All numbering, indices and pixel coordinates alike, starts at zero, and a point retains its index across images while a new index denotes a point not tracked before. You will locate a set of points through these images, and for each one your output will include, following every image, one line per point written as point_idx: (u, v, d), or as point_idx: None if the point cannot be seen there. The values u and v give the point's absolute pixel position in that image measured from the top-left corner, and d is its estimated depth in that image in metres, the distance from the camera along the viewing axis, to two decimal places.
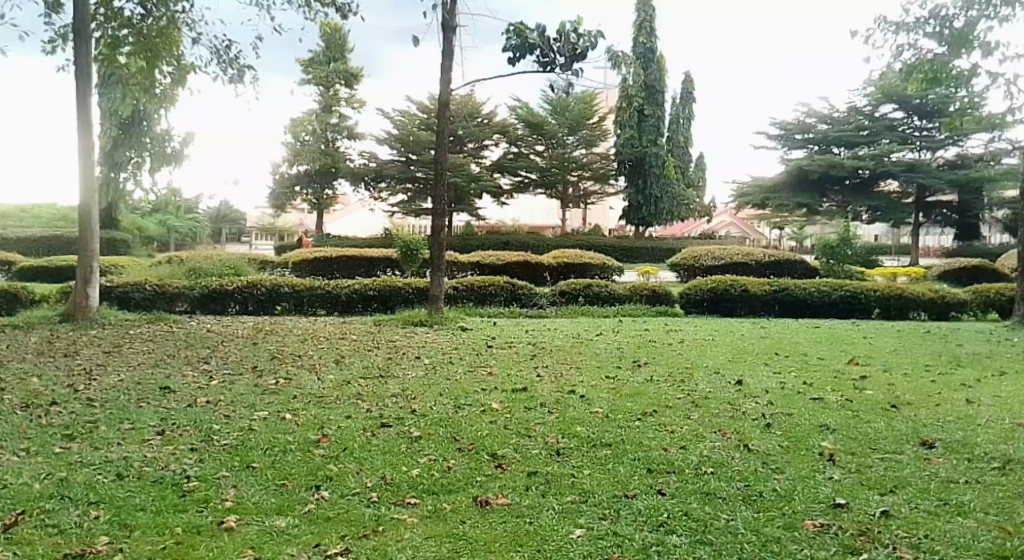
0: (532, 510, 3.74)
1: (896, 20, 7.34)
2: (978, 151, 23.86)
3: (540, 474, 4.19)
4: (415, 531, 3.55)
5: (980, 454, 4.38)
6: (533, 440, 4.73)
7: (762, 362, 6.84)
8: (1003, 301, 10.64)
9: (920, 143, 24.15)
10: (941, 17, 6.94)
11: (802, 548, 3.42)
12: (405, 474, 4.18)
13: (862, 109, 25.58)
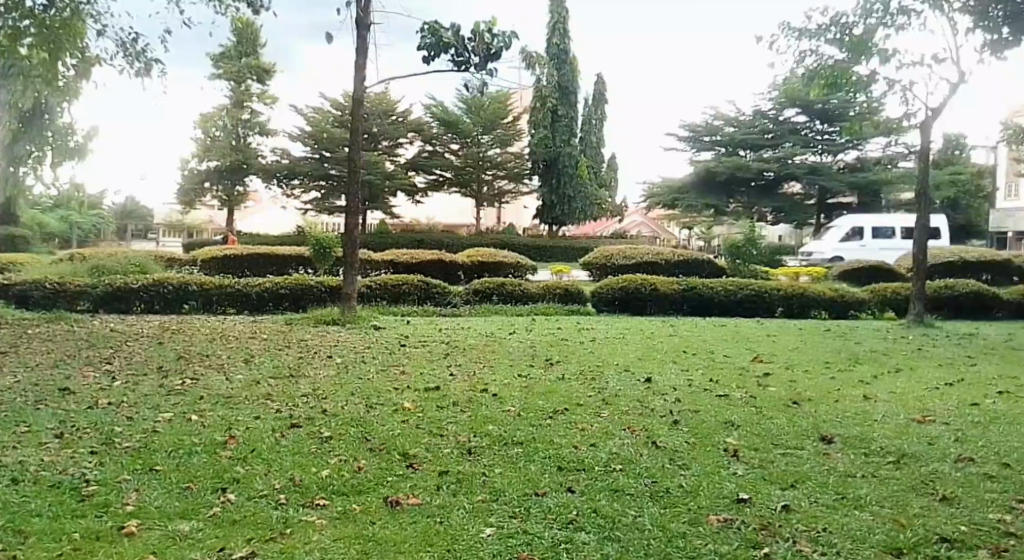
0: (443, 510, 3.65)
1: (799, 26, 8.37)
2: (877, 155, 25.52)
3: (451, 473, 4.11)
4: (323, 533, 3.41)
5: (876, 448, 4.53)
6: (445, 439, 4.64)
7: (671, 360, 6.95)
8: (897, 299, 11.17)
9: (822, 146, 25.36)
10: (842, 25, 8.06)
11: (706, 543, 3.45)
12: (314, 476, 4.02)
13: (766, 113, 26.24)
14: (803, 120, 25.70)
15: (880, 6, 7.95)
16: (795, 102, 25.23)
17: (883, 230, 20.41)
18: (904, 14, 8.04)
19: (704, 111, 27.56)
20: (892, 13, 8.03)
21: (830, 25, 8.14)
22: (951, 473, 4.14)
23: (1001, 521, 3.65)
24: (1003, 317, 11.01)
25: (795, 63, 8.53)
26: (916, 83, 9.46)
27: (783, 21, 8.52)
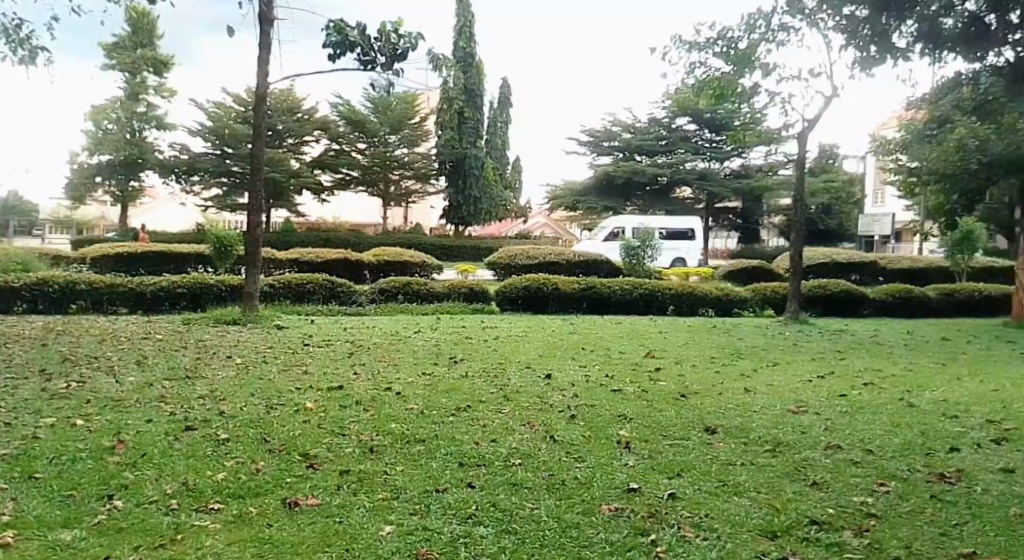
0: (342, 509, 3.67)
1: (689, 39, 8.59)
2: (759, 163, 26.47)
3: (352, 472, 4.13)
4: (216, 538, 3.38)
5: (755, 437, 4.81)
6: (346, 438, 4.65)
7: (570, 357, 7.15)
8: (776, 298, 11.85)
9: (710, 154, 26.45)
10: (727, 38, 8.01)
11: (598, 531, 3.59)
12: (208, 479, 3.96)
13: (661, 120, 27.31)
14: (692, 129, 26.73)
15: (763, 21, 7.64)
16: (685, 113, 26.24)
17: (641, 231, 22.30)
18: (788, 31, 7.67)
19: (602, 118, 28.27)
20: (776, 29, 7.71)
21: (716, 39, 8.19)
22: (822, 460, 4.43)
23: (865, 500, 3.93)
24: (869, 314, 11.76)
25: (687, 73, 8.95)
26: (794, 96, 10.00)
27: (676, 34, 8.78)
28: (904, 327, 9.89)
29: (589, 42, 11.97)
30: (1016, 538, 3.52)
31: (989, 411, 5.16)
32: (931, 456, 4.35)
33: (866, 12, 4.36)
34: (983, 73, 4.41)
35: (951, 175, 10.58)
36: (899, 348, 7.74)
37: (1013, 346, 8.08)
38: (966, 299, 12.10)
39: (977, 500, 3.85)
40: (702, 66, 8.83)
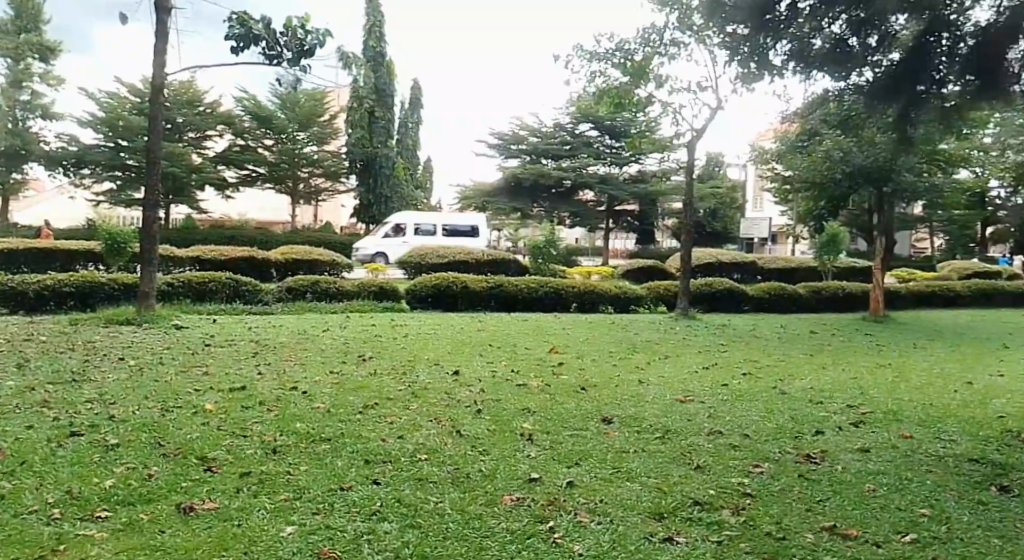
0: (242, 512, 3.74)
1: (590, 50, 9.38)
2: (655, 168, 27.31)
3: (253, 474, 4.20)
4: (103, 547, 3.40)
5: (647, 426, 5.13)
6: (248, 440, 4.71)
7: (478, 353, 7.37)
8: (669, 296, 12.44)
9: (609, 159, 27.13)
10: (625, 50, 9.17)
11: (498, 521, 3.76)
12: (95, 487, 3.96)
13: (565, 126, 27.83)
14: (594, 134, 27.42)
15: (657, 37, 9.13)
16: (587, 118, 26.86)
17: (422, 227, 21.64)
18: (676, 46, 9.17)
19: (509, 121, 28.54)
20: (666, 44, 9.22)
21: (616, 51, 9.21)
22: (706, 446, 4.75)
23: (741, 481, 4.26)
24: (749, 310, 12.45)
25: (586, 81, 9.68)
26: (683, 106, 10.65)
27: (577, 43, 9.53)
28: (781, 322, 10.57)
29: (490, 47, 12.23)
30: (870, 509, 3.89)
31: (851, 396, 5.66)
32: (800, 439, 4.76)
33: (747, 29, 4.57)
34: (846, 92, 4.80)
35: (821, 184, 11.35)
36: (777, 341, 8.32)
37: (876, 339, 8.80)
38: (836, 296, 13.01)
39: (837, 477, 4.23)
40: (601, 76, 9.53)
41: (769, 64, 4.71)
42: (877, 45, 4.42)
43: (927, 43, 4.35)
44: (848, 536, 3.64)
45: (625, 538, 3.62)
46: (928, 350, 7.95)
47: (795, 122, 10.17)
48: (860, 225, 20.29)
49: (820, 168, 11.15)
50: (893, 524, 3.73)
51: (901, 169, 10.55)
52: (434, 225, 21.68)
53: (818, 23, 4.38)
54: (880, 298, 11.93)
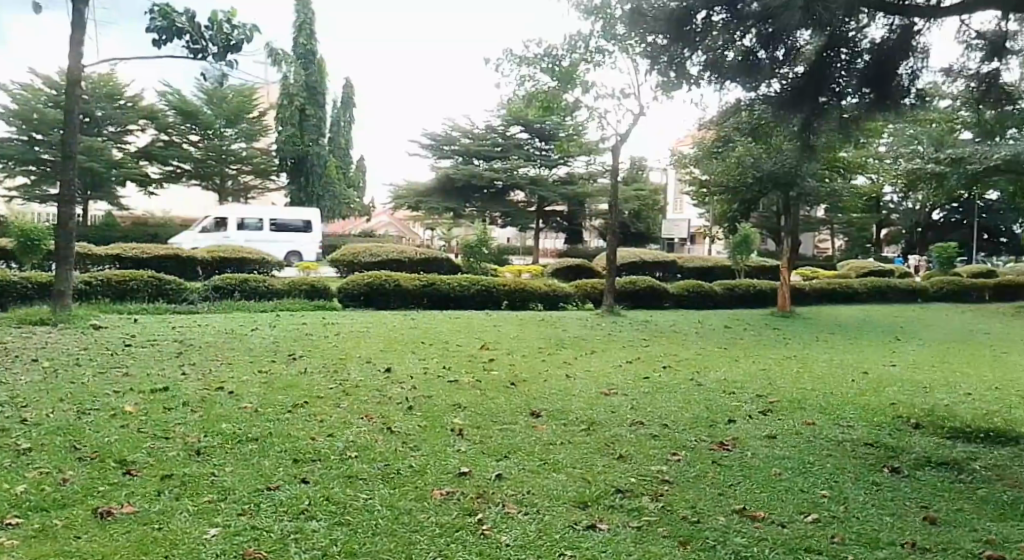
0: (163, 516, 3.64)
1: (519, 54, 9.64)
2: (582, 171, 27.66)
3: (175, 477, 4.12)
4: (15, 553, 3.26)
5: (572, 419, 5.32)
6: (170, 442, 4.67)
7: (410, 350, 7.46)
8: (596, 294, 12.76)
9: (540, 161, 27.60)
10: (552, 56, 9.44)
11: (429, 516, 3.74)
12: (6, 492, 3.84)
13: (496, 127, 28.15)
14: (524, 137, 27.78)
15: (583, 44, 9.39)
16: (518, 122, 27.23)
17: (245, 223, 21.92)
18: (601, 54, 9.47)
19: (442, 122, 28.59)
20: (592, 51, 9.50)
21: (543, 56, 9.50)
22: (628, 437, 4.96)
23: (662, 469, 4.42)
24: (669, 307, 12.91)
25: (515, 85, 9.92)
26: (608, 111, 11.02)
27: (506, 47, 9.76)
28: (699, 317, 11.01)
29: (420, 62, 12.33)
30: (780, 493, 4.06)
31: (760, 386, 6.03)
32: (715, 428, 5.05)
33: (665, 40, 4.72)
34: (756, 102, 5.08)
35: (734, 188, 11.95)
36: (694, 336, 8.69)
37: (785, 333, 9.28)
38: (750, 293, 13.59)
39: (747, 462, 4.48)
40: (530, 80, 9.82)
41: (687, 73, 4.89)
42: (785, 56, 4.70)
43: (828, 57, 4.71)
44: (756, 518, 3.77)
45: (551, 528, 3.64)
46: (830, 342, 8.47)
47: (711, 129, 10.64)
48: (772, 226, 21.22)
49: (733, 172, 11.76)
50: (800, 507, 3.88)
51: (806, 175, 11.13)
52: (259, 221, 22.02)
53: (731, 37, 4.60)
54: (787, 293, 12.58)
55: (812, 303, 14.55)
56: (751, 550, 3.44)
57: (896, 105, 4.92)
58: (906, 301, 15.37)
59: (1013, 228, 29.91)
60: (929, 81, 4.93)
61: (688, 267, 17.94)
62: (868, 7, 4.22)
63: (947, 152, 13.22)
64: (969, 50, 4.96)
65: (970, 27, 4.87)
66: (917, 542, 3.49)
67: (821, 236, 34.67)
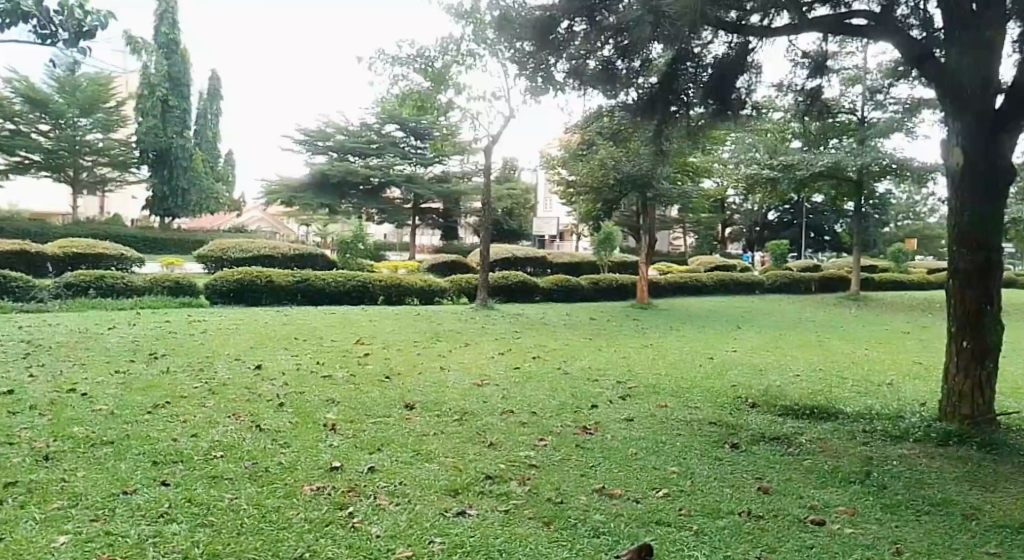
0: (5, 526, 3.38)
1: (392, 54, 9.78)
2: (458, 171, 28.15)
3: (20, 484, 3.82)
4: None
5: (446, 410, 5.40)
6: (14, 448, 4.36)
7: (281, 347, 7.42)
8: (471, 288, 13.01)
9: (415, 159, 27.69)
10: (425, 57, 9.69)
11: (297, 512, 3.59)
12: None
13: (371, 125, 27.97)
14: (399, 135, 27.75)
15: (454, 47, 9.67)
16: (392, 120, 27.17)
17: None
18: (473, 56, 9.77)
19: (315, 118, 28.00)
20: (463, 54, 9.78)
21: (416, 57, 9.71)
22: (498, 425, 5.10)
23: (529, 453, 4.55)
24: (540, 300, 13.35)
25: (389, 83, 10.13)
26: (480, 113, 11.29)
27: (379, 47, 9.86)
28: (567, 310, 11.45)
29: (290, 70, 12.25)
30: (636, 472, 4.27)
31: (621, 373, 6.46)
32: (579, 414, 5.36)
33: (531, 46, 4.99)
34: (616, 107, 5.51)
35: (597, 188, 12.61)
36: (561, 327, 9.09)
37: (643, 324, 9.83)
38: (614, 287, 14.22)
39: (607, 445, 4.72)
40: (404, 80, 10.01)
41: (553, 80, 5.21)
42: (640, 68, 5.09)
43: (677, 70, 5.12)
44: (613, 495, 3.92)
45: (422, 516, 3.59)
46: (680, 332, 9.09)
47: (576, 134, 11.21)
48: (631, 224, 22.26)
49: (597, 173, 12.35)
50: (654, 483, 4.08)
51: (662, 177, 11.93)
52: None
53: (593, 47, 4.91)
54: (646, 286, 13.29)
55: (667, 295, 15.40)
56: (609, 526, 3.54)
57: (734, 115, 5.46)
58: (748, 293, 16.56)
59: (839, 226, 32.87)
60: (764, 93, 5.53)
61: (557, 264, 18.52)
62: (710, 29, 4.57)
63: (781, 158, 14.37)
64: (795, 66, 5.49)
65: (796, 47, 5.38)
66: (753, 510, 3.71)
67: (676, 235, 36.59)
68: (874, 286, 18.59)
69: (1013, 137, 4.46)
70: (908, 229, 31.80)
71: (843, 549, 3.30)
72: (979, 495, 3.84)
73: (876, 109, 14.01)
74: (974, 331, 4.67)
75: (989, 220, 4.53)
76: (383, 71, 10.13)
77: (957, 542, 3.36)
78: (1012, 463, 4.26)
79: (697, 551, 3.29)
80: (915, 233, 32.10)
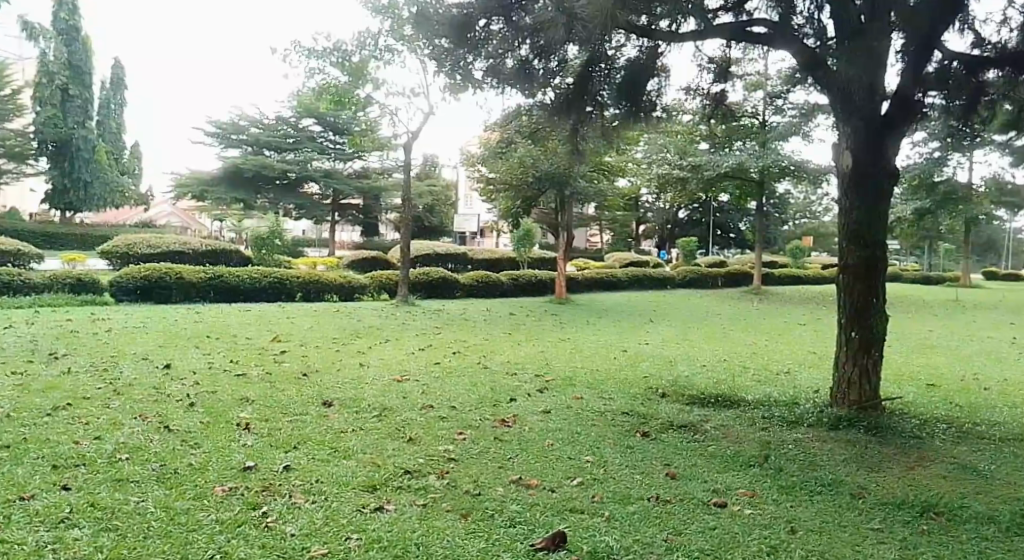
0: None
1: (308, 47, 9.72)
2: (377, 167, 27.94)
3: None
4: None
5: (365, 406, 5.38)
6: None
7: (193, 345, 7.25)
8: (390, 285, 13.00)
9: (333, 154, 27.37)
10: (342, 51, 9.67)
11: (208, 513, 3.56)
12: None
13: (287, 119, 27.44)
14: (317, 130, 27.32)
15: (371, 41, 9.59)
16: (309, 115, 26.75)
17: None
18: (391, 52, 9.74)
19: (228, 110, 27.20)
20: (381, 49, 9.70)
21: (333, 50, 9.68)
22: (417, 419, 5.11)
23: (448, 447, 4.56)
24: (461, 296, 13.43)
25: (305, 76, 10.09)
26: (399, 109, 11.28)
27: (295, 40, 9.77)
28: (487, 306, 11.56)
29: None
30: (552, 461, 4.37)
31: (539, 366, 6.61)
32: (497, 407, 5.45)
33: (449, 43, 5.03)
34: (533, 107, 5.62)
35: (517, 185, 12.74)
36: (482, 323, 9.19)
37: (561, 318, 10.03)
38: (533, 283, 14.42)
39: (525, 437, 4.81)
40: (321, 73, 9.97)
41: (471, 77, 5.26)
42: (557, 68, 5.21)
43: (591, 71, 5.29)
44: (530, 485, 4.00)
45: (338, 513, 3.60)
46: (597, 326, 9.31)
47: (496, 131, 11.27)
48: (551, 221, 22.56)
49: (517, 171, 12.50)
50: (568, 472, 4.20)
51: (579, 175, 12.19)
52: None
53: (509, 46, 5.00)
54: (564, 281, 13.53)
55: (584, 291, 15.70)
56: (524, 515, 3.62)
57: (646, 116, 5.67)
58: (662, 288, 17.06)
59: (743, 223, 34.22)
60: (674, 95, 5.73)
61: (479, 260, 18.61)
62: (623, 32, 4.70)
63: (690, 159, 14.89)
64: (701, 70, 5.80)
65: (702, 53, 5.69)
66: (660, 495, 3.88)
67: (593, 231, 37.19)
68: (774, 281, 19.48)
69: (897, 141, 4.83)
70: (805, 227, 33.37)
71: (742, 530, 3.48)
72: (867, 475, 4.11)
73: (776, 113, 14.66)
74: (861, 322, 5.01)
75: (874, 217, 4.89)
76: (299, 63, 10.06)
77: (846, 519, 3.59)
78: (895, 444, 4.60)
79: (606, 535, 3.42)
80: (813, 231, 33.70)
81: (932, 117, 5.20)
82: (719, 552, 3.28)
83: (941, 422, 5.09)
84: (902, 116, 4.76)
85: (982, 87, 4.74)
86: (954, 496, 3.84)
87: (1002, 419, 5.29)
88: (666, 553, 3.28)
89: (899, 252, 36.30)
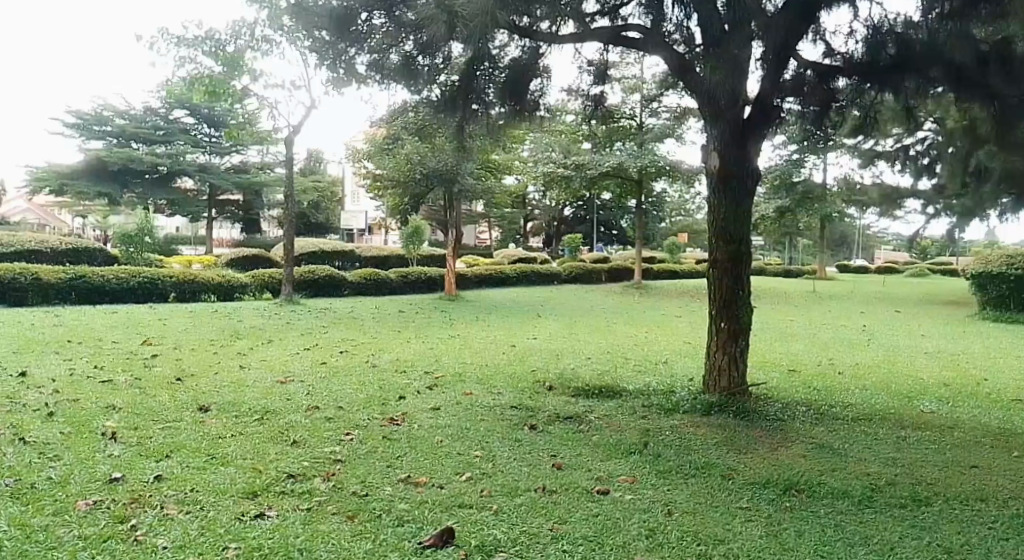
0: None
1: (177, 35, 9.66)
2: (256, 161, 27.27)
3: None
4: None
5: (244, 410, 5.21)
6: None
7: (51, 351, 6.82)
8: (273, 283, 12.67)
9: (209, 148, 26.38)
10: (215, 40, 9.67)
11: (69, 530, 3.39)
12: None
13: (156, 110, 26.15)
14: (190, 122, 26.28)
15: (247, 31, 9.73)
16: (181, 107, 25.60)
17: None
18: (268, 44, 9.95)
19: (90, 100, 25.57)
20: (258, 40, 9.90)
21: (205, 39, 9.66)
22: (303, 422, 4.98)
23: (335, 449, 4.47)
24: (348, 294, 13.25)
25: (175, 65, 9.86)
26: (279, 101, 11.03)
27: (161, 27, 9.68)
28: (376, 304, 11.43)
29: (61, 73, 11.20)
30: (440, 457, 4.39)
31: (427, 363, 6.64)
32: (386, 406, 5.40)
33: (330, 36, 4.98)
34: (420, 103, 5.66)
35: (403, 182, 12.67)
36: (370, 321, 9.11)
37: (448, 315, 10.06)
38: (422, 281, 14.36)
39: (413, 434, 4.80)
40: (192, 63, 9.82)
41: (354, 71, 5.24)
42: (441, 65, 5.22)
43: (476, 70, 5.33)
44: (417, 483, 4.00)
45: (216, 522, 3.51)
46: (485, 322, 9.41)
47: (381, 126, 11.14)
48: (439, 218, 22.64)
49: (401, 169, 12.45)
50: (458, 467, 4.23)
51: (464, 173, 12.28)
52: None
53: (393, 41, 5.00)
54: (453, 278, 13.55)
55: (471, 288, 15.81)
56: (413, 513, 3.63)
57: (529, 116, 5.80)
58: (548, 285, 17.38)
59: (624, 221, 35.31)
60: (554, 95, 5.89)
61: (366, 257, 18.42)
62: (506, 31, 4.79)
63: (572, 158, 15.28)
64: (581, 72, 5.98)
65: (582, 56, 5.86)
66: (547, 486, 3.98)
67: (479, 228, 37.47)
68: (652, 275, 20.28)
69: (757, 144, 5.18)
70: (681, 224, 34.76)
71: (622, 515, 3.62)
72: (735, 458, 4.36)
73: (652, 115, 15.11)
74: (730, 315, 5.33)
75: (739, 217, 5.23)
76: (168, 54, 9.92)
77: (720, 500, 3.80)
78: (760, 427, 4.91)
79: (494, 529, 3.48)
80: (688, 228, 35.36)
81: (789, 123, 5.51)
82: (602, 538, 3.41)
83: (801, 406, 5.45)
84: (762, 118, 5.10)
85: (833, 95, 5.06)
86: (814, 474, 4.12)
87: (855, 400, 5.73)
88: (552, 542, 3.38)
89: (766, 248, 38.51)
